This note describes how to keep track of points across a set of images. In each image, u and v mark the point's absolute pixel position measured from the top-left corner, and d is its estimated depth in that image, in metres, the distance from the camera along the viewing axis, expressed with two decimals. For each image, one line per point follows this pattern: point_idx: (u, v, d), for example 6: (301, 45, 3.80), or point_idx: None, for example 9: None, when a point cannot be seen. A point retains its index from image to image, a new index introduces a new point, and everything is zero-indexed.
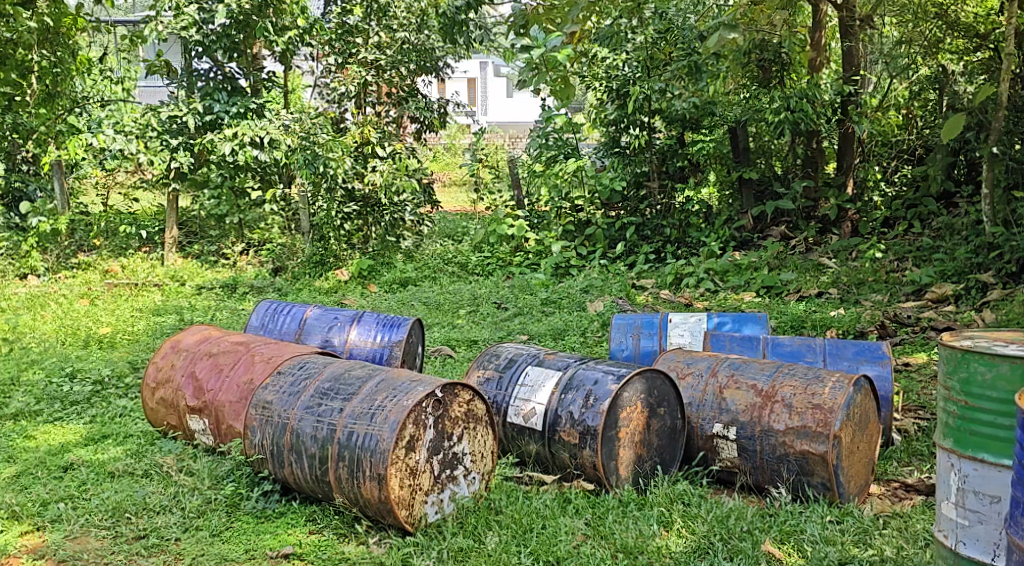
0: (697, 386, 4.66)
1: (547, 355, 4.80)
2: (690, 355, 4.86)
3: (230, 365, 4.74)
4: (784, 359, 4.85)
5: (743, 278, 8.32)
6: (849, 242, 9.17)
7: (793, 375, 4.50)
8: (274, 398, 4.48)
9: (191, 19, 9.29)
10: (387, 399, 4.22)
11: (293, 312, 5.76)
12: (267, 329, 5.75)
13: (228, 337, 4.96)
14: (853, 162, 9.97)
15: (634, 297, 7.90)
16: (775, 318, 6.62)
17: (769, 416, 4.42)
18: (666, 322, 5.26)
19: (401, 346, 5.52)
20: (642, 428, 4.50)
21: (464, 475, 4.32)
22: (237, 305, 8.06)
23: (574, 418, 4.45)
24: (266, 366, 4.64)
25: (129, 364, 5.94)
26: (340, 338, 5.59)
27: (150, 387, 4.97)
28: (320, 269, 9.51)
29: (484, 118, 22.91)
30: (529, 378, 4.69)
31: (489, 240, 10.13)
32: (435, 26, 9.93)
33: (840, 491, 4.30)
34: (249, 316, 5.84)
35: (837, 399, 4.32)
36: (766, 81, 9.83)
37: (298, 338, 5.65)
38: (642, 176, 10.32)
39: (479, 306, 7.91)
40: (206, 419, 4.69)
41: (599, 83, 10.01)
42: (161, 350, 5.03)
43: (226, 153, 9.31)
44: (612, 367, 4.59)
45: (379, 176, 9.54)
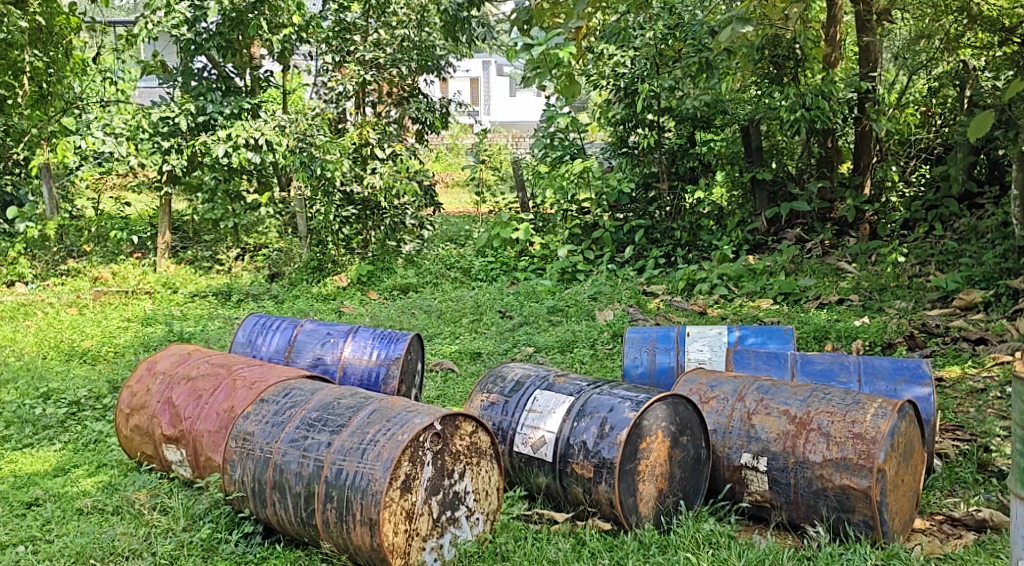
0: (723, 411, 4.34)
1: (557, 378, 4.45)
2: (713, 375, 4.52)
3: (210, 391, 4.41)
4: (815, 378, 4.53)
5: (760, 283, 7.97)
6: (868, 246, 8.82)
7: (828, 401, 4.18)
8: (255, 429, 4.15)
9: (182, 16, 9.02)
10: (381, 433, 3.89)
11: (283, 328, 5.40)
12: (254, 347, 5.39)
13: (209, 359, 4.62)
14: (870, 161, 9.70)
15: (644, 305, 7.57)
16: (796, 328, 6.28)
17: (804, 446, 4.10)
18: (684, 336, 4.91)
19: (399, 364, 5.18)
20: (665, 459, 4.16)
21: (467, 517, 4.00)
22: (230, 314, 7.73)
23: (589, 451, 4.11)
24: (249, 393, 4.30)
25: (110, 383, 5.61)
26: (334, 356, 5.24)
27: (124, 413, 4.63)
28: (318, 274, 9.22)
29: (486, 118, 22.58)
30: (539, 403, 4.35)
31: (493, 245, 9.84)
32: (436, 22, 9.62)
33: (884, 530, 3.99)
34: (234, 332, 5.46)
35: (880, 429, 4.00)
36: (777, 80, 9.46)
37: (288, 356, 5.30)
38: (650, 177, 10.03)
39: (483, 314, 7.58)
40: (184, 450, 4.36)
41: (606, 83, 9.75)
42: (137, 373, 4.69)
43: (220, 155, 8.96)
44: (630, 392, 4.25)
45: (379, 179, 9.22)
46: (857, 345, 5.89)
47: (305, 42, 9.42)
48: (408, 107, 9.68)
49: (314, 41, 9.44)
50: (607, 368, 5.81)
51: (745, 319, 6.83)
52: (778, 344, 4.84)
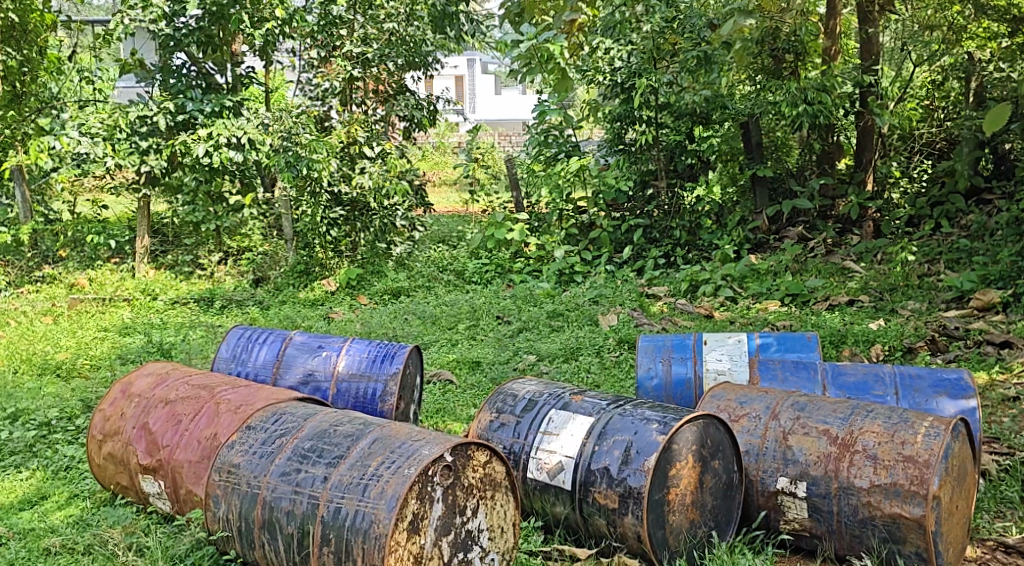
0: (755, 431, 4.16)
1: (573, 397, 4.27)
2: (741, 392, 4.35)
3: (190, 416, 4.12)
4: (850, 390, 4.36)
5: (765, 284, 7.66)
6: (874, 245, 8.54)
7: (870, 420, 4.01)
8: (241, 460, 3.88)
9: (160, 11, 8.69)
10: (383, 467, 3.64)
11: (271, 341, 5.07)
12: (240, 360, 5.06)
13: (189, 379, 4.33)
14: (872, 158, 9.36)
15: (647, 308, 7.29)
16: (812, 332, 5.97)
17: (848, 471, 3.94)
18: (700, 345, 4.67)
19: (396, 380, 4.84)
20: (695, 487, 3.98)
21: (481, 557, 3.77)
22: (213, 323, 7.40)
23: (613, 478, 3.94)
24: (233, 419, 4.03)
25: (84, 402, 5.28)
26: (325, 371, 4.91)
27: (96, 440, 4.32)
28: (305, 278, 8.93)
29: (472, 116, 22.22)
30: (553, 425, 4.17)
31: (486, 246, 9.53)
32: (425, 17, 9.25)
33: (938, 561, 3.81)
34: (218, 346, 5.13)
35: (933, 451, 3.84)
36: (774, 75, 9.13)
37: (275, 371, 4.97)
38: (648, 175, 9.72)
39: (479, 320, 7.27)
40: (161, 481, 4.07)
41: (603, 78, 9.52)
42: (109, 395, 4.38)
43: (200, 155, 8.62)
44: (656, 413, 4.08)
45: (368, 179, 8.87)
46: (877, 351, 5.59)
47: (289, 36, 9.14)
48: (396, 103, 9.37)
49: (298, 36, 9.16)
50: (615, 380, 5.50)
51: (754, 322, 6.54)
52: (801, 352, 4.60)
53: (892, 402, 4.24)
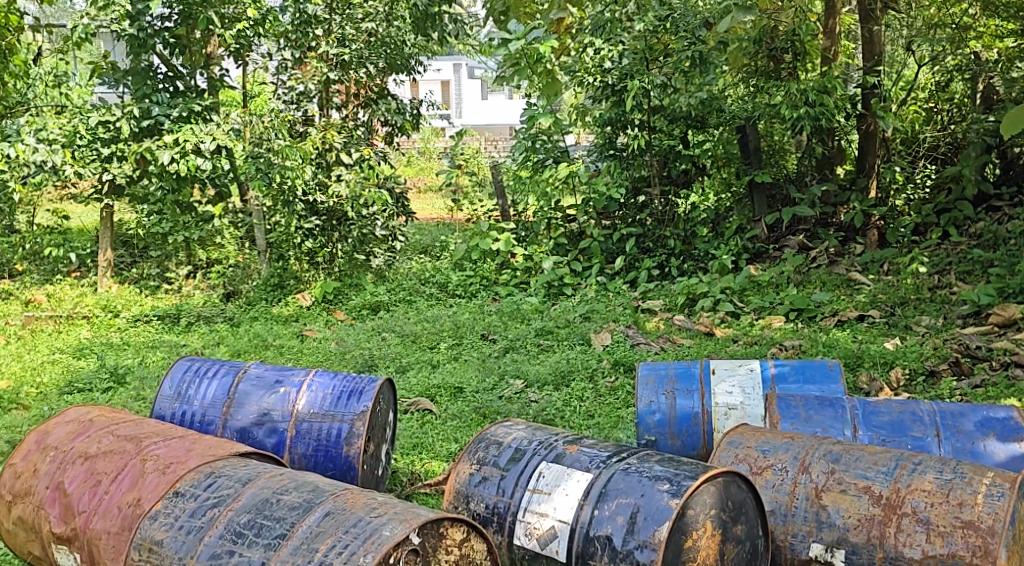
0: (782, 487, 3.83)
1: (568, 448, 3.86)
2: (762, 437, 4.03)
3: (112, 476, 3.76)
4: (885, 431, 4.09)
5: (767, 298, 7.18)
6: (880, 255, 8.08)
7: (918, 477, 3.68)
8: (165, 537, 3.50)
9: (122, 10, 8.30)
10: (334, 553, 3.26)
11: (221, 376, 4.60)
12: (185, 398, 4.57)
13: (114, 431, 3.97)
14: (875, 163, 8.93)
15: (643, 325, 6.82)
16: (824, 354, 5.50)
17: (895, 537, 3.60)
18: (709, 374, 4.46)
19: (364, 420, 4.37)
20: (715, 558, 3.56)
21: None
22: (177, 343, 6.91)
23: (616, 552, 3.51)
24: (160, 479, 3.67)
25: (11, 444, 4.80)
26: (284, 410, 4.43)
27: (5, 501, 3.94)
28: (279, 292, 8.42)
29: (457, 121, 21.71)
30: (545, 482, 3.75)
31: (471, 257, 9.04)
32: (406, 17, 8.79)
33: None
34: (161, 383, 4.65)
35: (997, 515, 3.52)
36: (769, 76, 8.67)
37: (226, 409, 4.48)
38: (640, 181, 9.18)
39: (463, 338, 6.78)
40: (76, 552, 3.69)
41: (593, 79, 8.83)
42: (24, 447, 4.03)
43: (165, 163, 8.09)
44: (664, 470, 3.66)
45: (345, 187, 8.37)
46: (896, 374, 5.12)
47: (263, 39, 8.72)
48: (376, 108, 8.89)
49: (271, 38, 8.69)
50: (610, 411, 5.02)
51: (759, 340, 6.06)
52: (823, 384, 4.36)
53: (935, 447, 3.98)
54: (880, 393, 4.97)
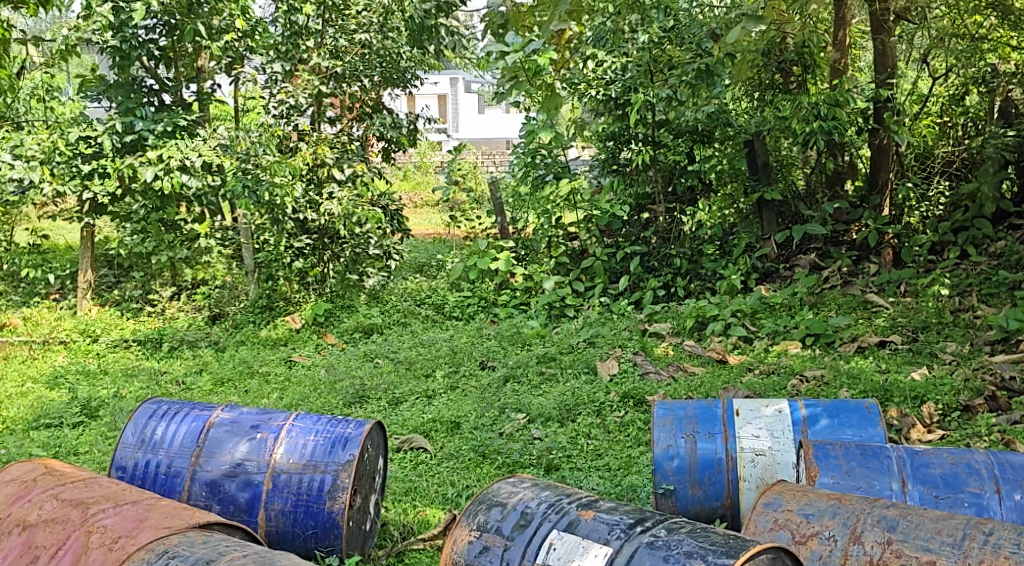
0: (832, 558, 3.63)
1: (582, 514, 3.54)
2: (804, 498, 3.82)
3: (53, 550, 3.61)
4: (936, 485, 3.94)
5: (781, 322, 6.81)
6: (897, 275, 7.72)
7: (991, 551, 3.47)
8: None
9: (104, 21, 7.82)
10: None
11: (190, 420, 4.34)
12: (150, 447, 4.30)
13: (58, 495, 3.80)
14: (888, 179, 8.50)
15: (651, 351, 6.45)
16: (849, 386, 5.14)
17: None
18: (734, 417, 4.39)
19: (350, 472, 4.12)
20: None
21: None
22: (157, 371, 6.55)
23: None
24: (105, 556, 3.52)
25: None
26: (260, 460, 4.17)
27: None
28: (268, 314, 8.05)
29: (455, 135, 21.37)
30: (556, 555, 3.45)
31: (469, 276, 8.67)
32: (400, 28, 8.40)
33: None
34: (123, 430, 4.37)
35: None
36: (773, 88, 8.43)
37: (195, 459, 4.22)
38: (644, 199, 8.84)
39: (460, 365, 6.40)
40: None
41: (595, 91, 8.53)
42: None
43: (149, 180, 7.76)
44: (692, 545, 3.37)
45: (337, 205, 8.00)
46: (929, 408, 4.81)
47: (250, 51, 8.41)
48: (370, 122, 8.53)
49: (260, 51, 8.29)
50: (620, 451, 4.82)
51: (777, 368, 5.68)
52: (858, 430, 4.26)
53: (991, 505, 3.83)
54: (911, 431, 4.64)
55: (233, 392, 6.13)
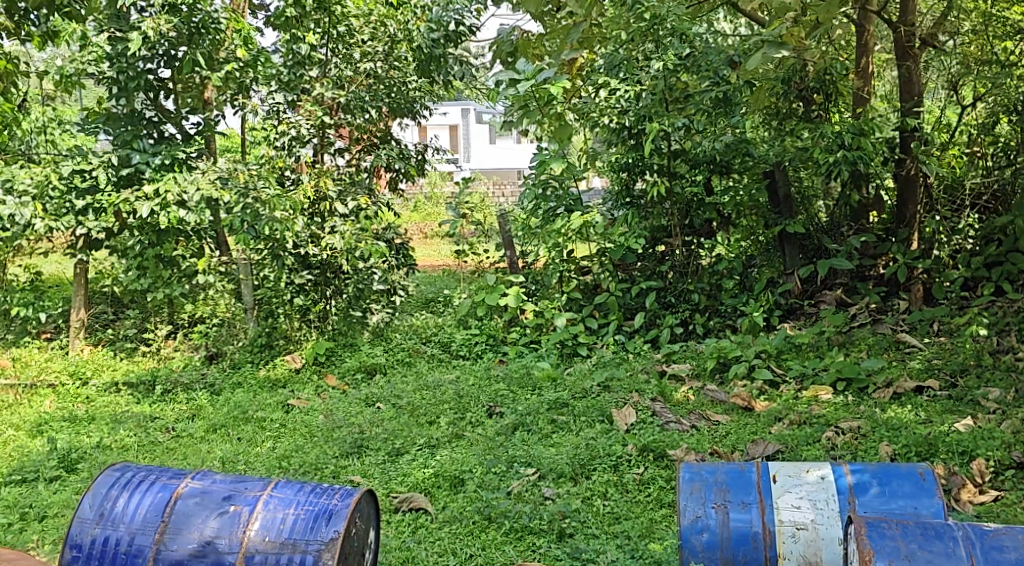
0: None
1: None
2: None
3: None
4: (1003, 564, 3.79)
5: (809, 364, 6.41)
6: (929, 314, 7.31)
7: None
8: None
9: (100, 52, 7.57)
10: None
11: (156, 490, 4.24)
12: (109, 521, 4.17)
13: None
14: (916, 212, 8.03)
15: (670, 396, 6.03)
16: (894, 440, 4.86)
17: None
18: (771, 483, 4.34)
19: (332, 553, 4.03)
20: None
21: None
22: (147, 417, 6.16)
23: None
24: None
25: None
26: (232, 539, 4.07)
27: None
28: (267, 353, 7.68)
29: (465, 165, 21.07)
30: None
31: (477, 313, 8.28)
32: (408, 58, 8.11)
33: None
34: (82, 499, 4.24)
35: None
36: (791, 117, 8.06)
37: (159, 537, 4.11)
38: (660, 231, 8.40)
39: (466, 412, 6.01)
40: None
41: (609, 120, 8.13)
42: None
43: (144, 215, 7.36)
44: None
45: (339, 239, 7.64)
46: (980, 465, 4.60)
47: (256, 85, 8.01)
48: (383, 151, 8.21)
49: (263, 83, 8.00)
50: (641, 513, 4.59)
51: (809, 418, 5.30)
52: (914, 498, 4.19)
53: None
54: (961, 491, 4.46)
55: (224, 439, 5.74)
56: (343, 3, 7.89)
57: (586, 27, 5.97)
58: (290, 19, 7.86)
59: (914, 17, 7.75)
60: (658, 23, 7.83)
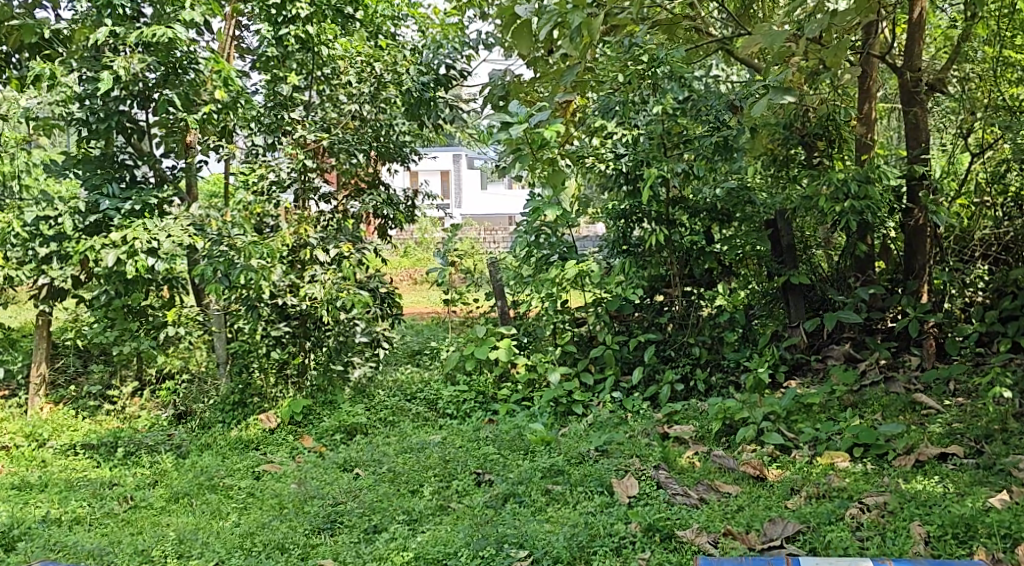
0: None
1: None
2: None
3: None
4: None
5: (823, 428, 5.96)
6: (946, 372, 6.84)
7: None
8: None
9: (69, 91, 6.96)
10: None
11: None
12: None
13: None
14: (926, 264, 7.47)
15: (673, 464, 5.54)
16: (930, 516, 4.63)
17: None
18: None
19: None
20: None
21: None
22: (106, 483, 5.69)
23: None
24: None
25: None
26: None
27: None
28: (239, 412, 7.20)
29: (456, 211, 20.67)
30: None
31: (465, 367, 7.79)
32: (394, 100, 7.61)
33: None
34: None
35: None
36: (792, 163, 7.59)
37: None
38: (658, 281, 7.91)
39: (452, 480, 5.52)
40: None
41: (605, 166, 7.63)
42: None
43: (110, 264, 6.85)
44: None
45: (319, 288, 7.16)
46: None
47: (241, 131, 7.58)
48: (370, 195, 7.72)
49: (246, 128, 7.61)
50: None
51: (828, 491, 5.00)
52: None
53: None
54: None
55: (185, 511, 5.30)
56: (329, 46, 7.52)
57: (581, 69, 5.73)
58: (271, 59, 7.48)
59: (920, 62, 7.41)
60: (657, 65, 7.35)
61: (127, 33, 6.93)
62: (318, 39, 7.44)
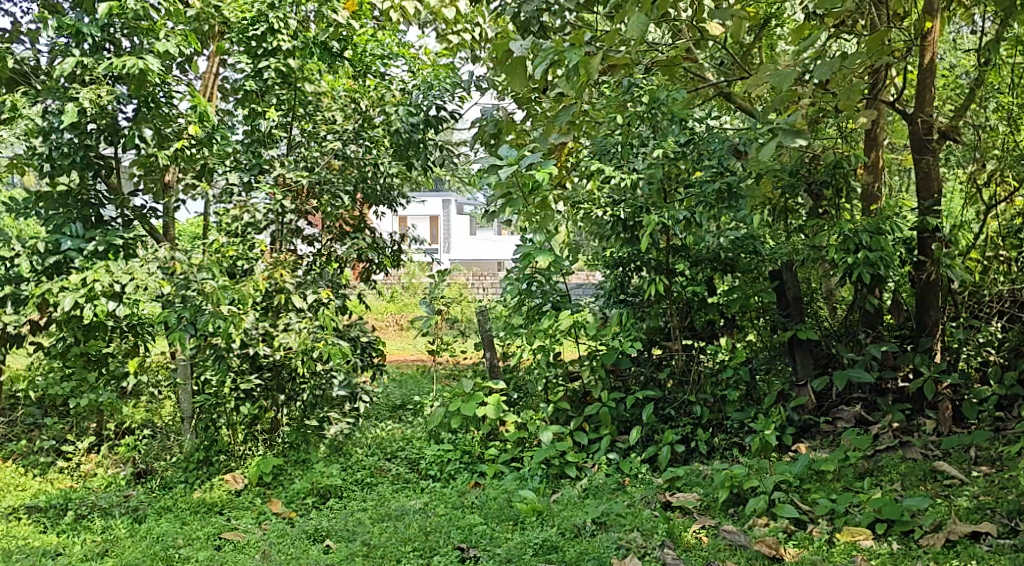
0: None
1: None
2: None
3: None
4: None
5: (839, 500, 5.44)
6: (967, 438, 6.31)
7: None
8: None
9: (31, 125, 6.40)
10: None
11: None
12: None
13: None
14: (940, 318, 6.94)
15: (676, 541, 5.04)
16: None
17: None
18: None
19: None
20: None
21: None
22: (51, 556, 5.18)
23: None
24: None
25: None
26: None
27: None
28: (205, 471, 6.67)
29: (445, 257, 20.15)
30: None
31: (450, 424, 7.24)
32: (384, 141, 7.12)
33: None
34: None
35: None
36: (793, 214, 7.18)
37: None
38: (657, 333, 7.33)
39: (432, 557, 5.03)
40: None
41: (603, 212, 6.96)
42: None
43: (67, 310, 6.31)
44: None
45: (293, 338, 6.59)
46: None
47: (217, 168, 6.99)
48: (355, 239, 7.19)
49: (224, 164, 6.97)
50: None
51: None
52: None
53: None
54: None
55: None
56: (311, 82, 7.05)
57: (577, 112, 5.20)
58: (249, 93, 6.97)
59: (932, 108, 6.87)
60: (655, 107, 6.97)
61: (93, 62, 6.41)
62: (301, 74, 6.99)
